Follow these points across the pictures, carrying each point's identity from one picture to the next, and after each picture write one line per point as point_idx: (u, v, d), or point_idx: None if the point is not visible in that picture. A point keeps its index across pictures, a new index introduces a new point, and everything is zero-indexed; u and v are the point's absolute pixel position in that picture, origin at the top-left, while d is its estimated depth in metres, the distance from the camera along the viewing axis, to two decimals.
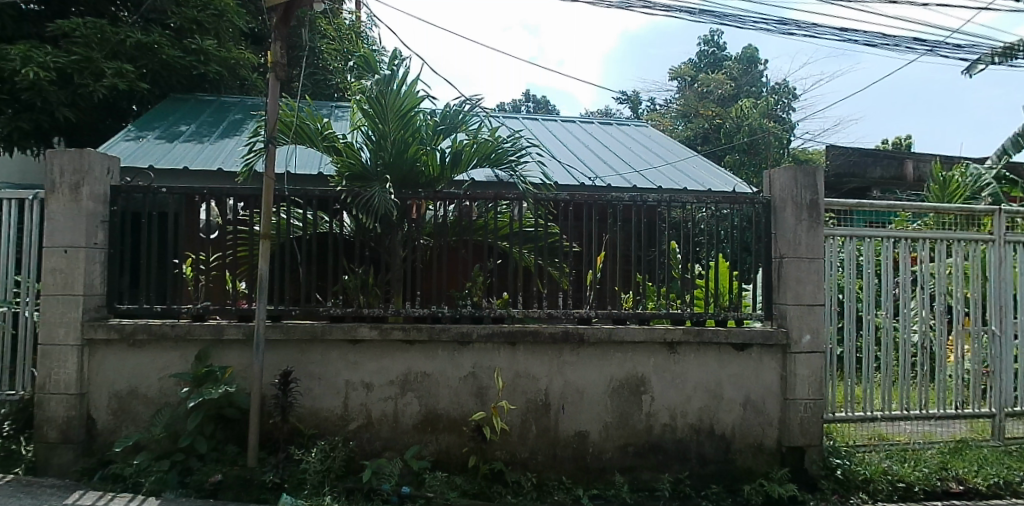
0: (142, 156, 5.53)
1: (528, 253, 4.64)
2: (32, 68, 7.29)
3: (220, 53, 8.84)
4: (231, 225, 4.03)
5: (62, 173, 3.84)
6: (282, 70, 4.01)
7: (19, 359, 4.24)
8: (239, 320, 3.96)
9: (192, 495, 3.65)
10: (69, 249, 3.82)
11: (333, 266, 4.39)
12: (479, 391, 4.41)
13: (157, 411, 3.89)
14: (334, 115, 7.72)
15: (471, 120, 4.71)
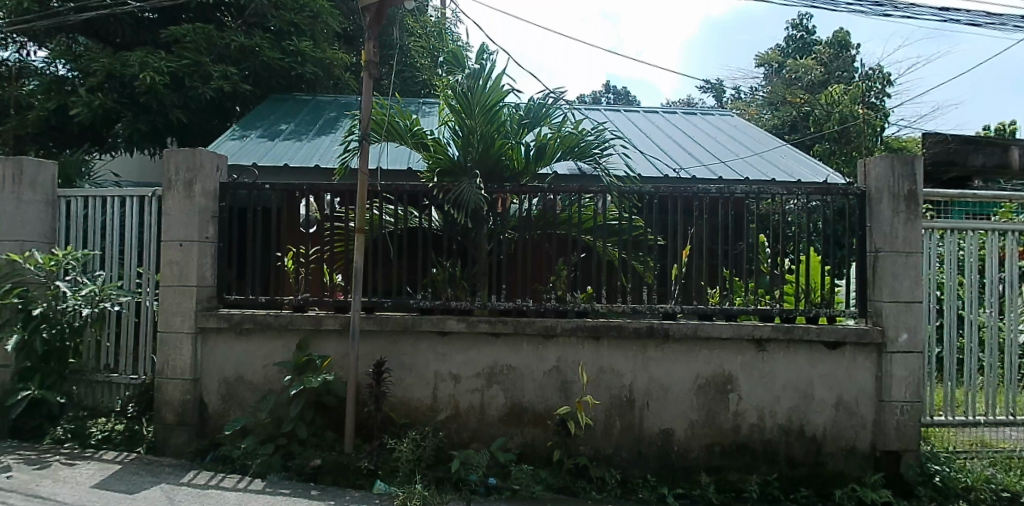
0: (245, 155, 5.84)
1: (612, 246, 4.55)
2: (150, 73, 8.02)
3: (316, 53, 9.17)
4: (328, 220, 4.17)
5: (177, 171, 4.09)
6: (375, 68, 4.13)
7: (142, 346, 4.55)
8: (335, 311, 4.10)
9: (294, 478, 3.82)
10: (183, 243, 4.08)
11: (422, 260, 4.46)
12: (563, 386, 4.40)
13: (262, 398, 4.08)
14: (422, 110, 7.92)
15: (554, 114, 4.68)
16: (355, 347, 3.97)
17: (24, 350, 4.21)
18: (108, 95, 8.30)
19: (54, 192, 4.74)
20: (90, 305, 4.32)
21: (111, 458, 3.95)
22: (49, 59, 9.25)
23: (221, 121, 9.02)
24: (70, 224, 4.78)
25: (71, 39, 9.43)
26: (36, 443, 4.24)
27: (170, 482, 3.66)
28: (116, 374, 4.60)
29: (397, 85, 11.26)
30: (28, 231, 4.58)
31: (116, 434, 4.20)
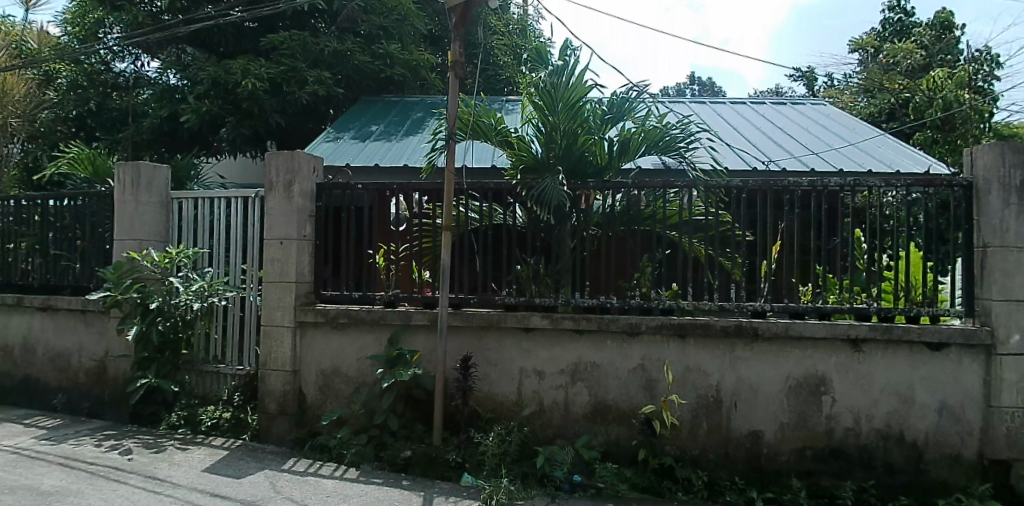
0: (339, 156, 6.09)
1: (698, 243, 4.43)
2: (251, 80, 8.65)
3: (404, 55, 9.48)
4: (416, 218, 4.27)
5: (277, 173, 4.30)
6: (460, 68, 4.18)
7: (247, 338, 4.77)
8: (423, 307, 4.19)
9: (386, 468, 3.95)
10: (283, 241, 4.28)
11: (506, 257, 4.50)
12: (648, 384, 4.32)
13: (356, 389, 4.23)
14: (506, 109, 8.01)
15: (638, 108, 4.65)
16: (443, 342, 4.05)
17: (143, 342, 4.62)
18: (213, 101, 8.93)
19: (168, 194, 5.10)
20: (200, 300, 4.60)
21: (219, 444, 4.21)
22: (162, 70, 9.95)
23: (314, 124, 9.41)
24: (183, 222, 5.09)
25: (180, 51, 10.26)
26: (155, 428, 4.66)
27: (272, 468, 3.85)
28: (224, 365, 4.85)
29: (481, 84, 11.44)
30: (145, 231, 5.00)
31: (223, 421, 4.48)
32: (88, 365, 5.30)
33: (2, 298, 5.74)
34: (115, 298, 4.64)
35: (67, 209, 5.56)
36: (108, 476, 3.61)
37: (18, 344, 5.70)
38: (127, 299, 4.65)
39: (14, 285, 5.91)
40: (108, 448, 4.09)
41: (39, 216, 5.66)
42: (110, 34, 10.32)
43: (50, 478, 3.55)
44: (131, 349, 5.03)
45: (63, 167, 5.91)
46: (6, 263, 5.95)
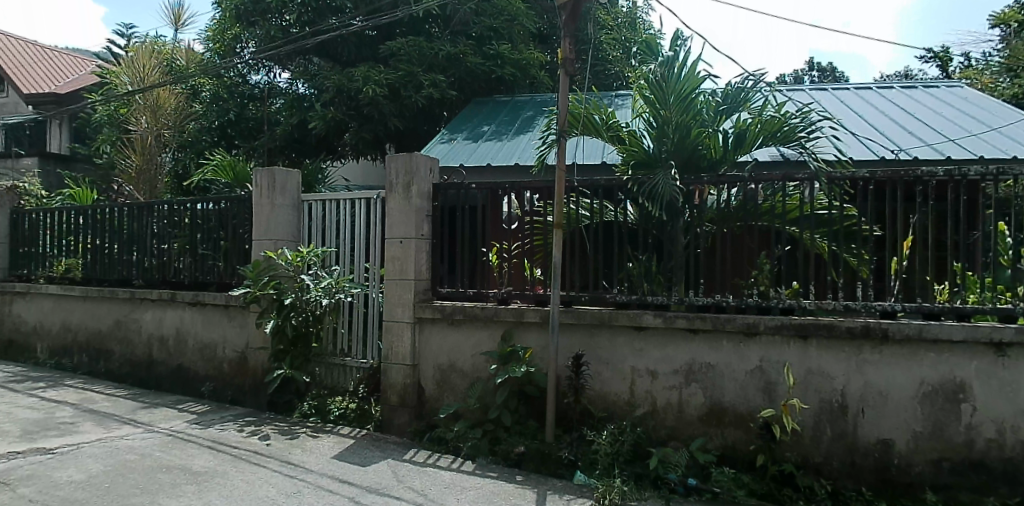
0: (454, 156, 6.54)
1: (820, 238, 4.16)
2: (371, 86, 9.39)
3: (514, 55, 10.04)
4: (528, 216, 4.31)
5: (397, 174, 4.56)
6: (571, 65, 4.17)
7: (370, 332, 5.06)
8: (535, 304, 4.22)
9: (500, 463, 4.02)
10: (404, 240, 4.53)
11: (618, 254, 4.52)
12: (767, 387, 4.08)
13: (471, 384, 4.36)
14: (615, 104, 8.16)
15: (754, 97, 4.53)
16: (555, 340, 4.05)
17: (278, 335, 4.95)
18: (338, 108, 9.82)
19: (298, 196, 5.43)
20: (328, 296, 4.89)
21: (347, 433, 4.47)
22: (293, 80, 10.94)
23: (430, 126, 10.03)
24: (313, 223, 5.44)
25: (307, 61, 11.26)
26: (289, 416, 4.99)
27: (395, 458, 4.02)
28: (350, 358, 5.16)
29: (592, 78, 11.43)
30: (279, 232, 5.34)
31: (350, 411, 4.75)
32: (231, 356, 5.76)
33: (159, 294, 6.36)
34: (254, 294, 4.98)
35: (212, 212, 6.14)
36: (249, 459, 3.90)
37: (172, 336, 6.28)
38: (263, 295, 4.99)
39: (169, 282, 6.58)
40: (248, 434, 4.42)
41: (188, 220, 6.32)
42: (245, 49, 11.48)
43: (201, 459, 3.88)
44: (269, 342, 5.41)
45: (210, 173, 6.67)
46: (162, 262, 6.65)
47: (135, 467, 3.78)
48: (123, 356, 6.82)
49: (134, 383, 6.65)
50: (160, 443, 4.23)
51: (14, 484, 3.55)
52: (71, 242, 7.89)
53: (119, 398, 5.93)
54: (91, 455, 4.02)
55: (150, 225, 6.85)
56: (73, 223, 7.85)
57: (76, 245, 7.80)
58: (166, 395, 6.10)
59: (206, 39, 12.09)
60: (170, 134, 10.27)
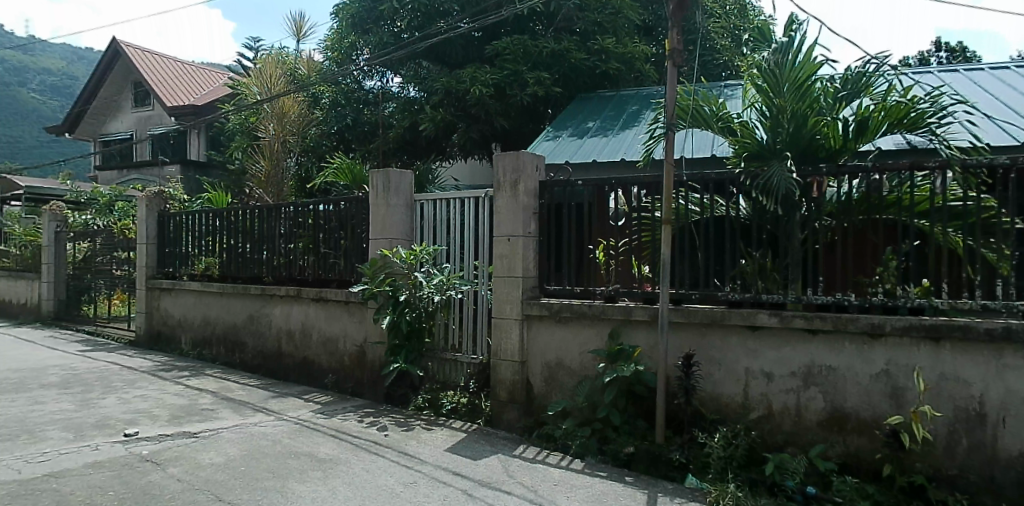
0: (563, 152, 8.00)
1: (955, 232, 3.72)
2: (479, 87, 10.56)
3: (618, 49, 10.87)
4: (634, 212, 4.43)
5: (505, 172, 4.87)
6: (679, 56, 4.08)
7: (479, 329, 5.33)
8: (644, 303, 4.32)
9: (609, 462, 4.08)
10: (511, 237, 4.84)
11: (730, 250, 4.41)
12: (893, 393, 3.72)
13: (579, 381, 4.49)
14: (725, 95, 8.41)
15: (877, 82, 4.26)
16: (665, 340, 4.03)
17: (394, 330, 5.48)
18: (447, 109, 11.10)
19: (412, 197, 5.90)
20: (440, 293, 5.40)
21: (459, 427, 4.84)
22: (403, 85, 12.12)
23: (535, 124, 11.17)
24: (424, 222, 5.86)
25: (417, 65, 12.13)
26: (404, 409, 5.50)
27: (506, 453, 4.17)
28: (461, 354, 5.48)
29: (700, 71, 11.22)
30: (395, 230, 5.83)
31: (461, 406, 5.13)
32: (350, 350, 6.28)
33: (286, 290, 7.02)
34: (372, 290, 5.53)
35: (333, 212, 6.68)
36: (367, 449, 4.09)
37: (298, 329, 6.93)
38: (380, 291, 5.53)
39: (294, 279, 7.23)
40: (367, 424, 4.73)
41: (311, 220, 6.91)
42: (360, 55, 12.40)
43: (325, 448, 4.11)
44: (385, 337, 5.86)
45: (331, 175, 7.43)
46: (288, 260, 7.31)
47: (267, 453, 4.07)
48: (255, 348, 7.56)
49: (264, 374, 7.39)
50: (288, 431, 4.58)
51: (165, 465, 3.90)
52: (210, 242, 8.70)
53: (251, 387, 6.61)
54: (230, 440, 4.40)
55: (278, 224, 7.56)
56: (213, 226, 8.67)
57: (215, 245, 8.60)
58: (294, 386, 6.75)
59: (326, 48, 12.97)
60: (295, 140, 11.19)
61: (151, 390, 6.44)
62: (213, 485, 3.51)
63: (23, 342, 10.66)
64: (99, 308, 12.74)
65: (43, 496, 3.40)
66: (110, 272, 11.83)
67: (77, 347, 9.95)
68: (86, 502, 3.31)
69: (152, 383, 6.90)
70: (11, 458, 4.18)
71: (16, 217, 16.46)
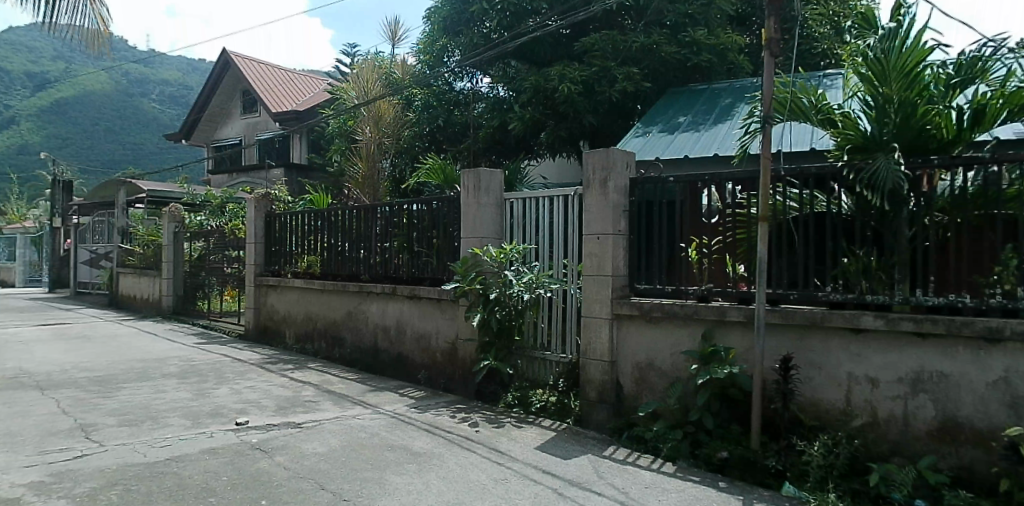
0: (656, 148, 8.86)
1: None
2: (567, 84, 10.66)
3: (710, 41, 10.95)
4: (730, 209, 4.61)
5: (595, 171, 5.15)
6: (776, 44, 3.95)
7: (568, 329, 5.67)
8: (738, 303, 4.42)
9: (703, 467, 4.09)
10: (601, 236, 5.11)
11: (831, 248, 4.20)
12: (1014, 402, 3.39)
13: (670, 384, 4.65)
14: (824, 85, 8.07)
15: (995, 66, 4.03)
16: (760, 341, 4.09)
17: (485, 327, 5.84)
18: (535, 109, 11.20)
19: (501, 196, 6.32)
20: (529, 291, 5.69)
21: (549, 426, 5.09)
22: (494, 85, 12.36)
23: (624, 120, 11.43)
24: (514, 221, 6.27)
25: (505, 64, 12.41)
26: (494, 405, 5.86)
27: (595, 453, 4.34)
28: (549, 352, 5.82)
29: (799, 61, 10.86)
30: (484, 230, 6.26)
31: (550, 405, 5.45)
32: (442, 347, 6.67)
33: (383, 287, 7.47)
34: (464, 287, 5.95)
35: (426, 212, 7.09)
36: (461, 444, 4.40)
37: (393, 325, 7.34)
38: (471, 289, 5.93)
39: (389, 277, 7.60)
40: (460, 420, 5.18)
41: (406, 219, 7.33)
42: (451, 57, 12.83)
43: (419, 441, 4.44)
44: (475, 334, 6.22)
45: (424, 176, 8.00)
46: (384, 259, 7.69)
47: (367, 444, 4.37)
48: (354, 343, 8.00)
49: (361, 368, 7.83)
50: (385, 424, 4.95)
51: (272, 453, 4.17)
52: (311, 241, 9.20)
53: (350, 380, 7.00)
54: (332, 432, 4.68)
55: (375, 224, 7.95)
56: (313, 226, 9.16)
57: (316, 245, 9.05)
58: (389, 381, 7.16)
59: (417, 51, 13.41)
60: (389, 141, 12.11)
61: (259, 382, 6.90)
62: (316, 473, 3.72)
63: (148, 334, 11.69)
64: (212, 303, 13.74)
65: (164, 479, 3.70)
66: (223, 269, 12.77)
67: (193, 339, 10.84)
68: (204, 485, 3.58)
69: (260, 374, 7.41)
70: (139, 441, 4.60)
71: (141, 219, 17.98)
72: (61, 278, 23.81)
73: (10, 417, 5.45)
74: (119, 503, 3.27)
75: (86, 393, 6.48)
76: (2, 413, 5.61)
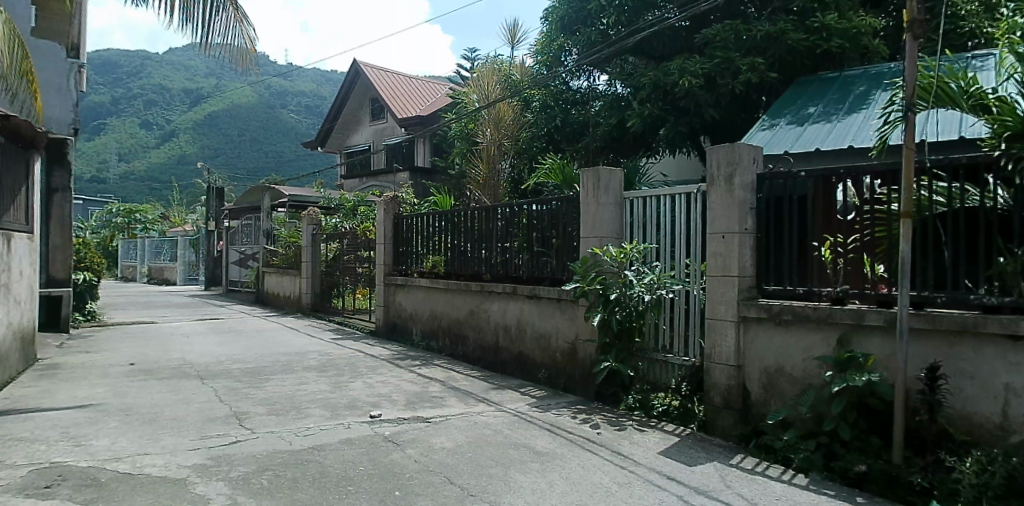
0: (781, 142, 8.51)
1: None
2: (689, 78, 10.50)
3: (841, 25, 10.25)
4: (868, 205, 4.48)
5: (720, 166, 5.12)
6: (920, 26, 3.99)
7: (691, 331, 5.71)
8: (877, 305, 4.29)
9: (837, 480, 4.00)
10: (726, 234, 5.08)
11: (985, 246, 3.90)
12: None
13: (802, 391, 4.54)
14: (973, 68, 7.40)
15: None
16: (903, 347, 3.94)
17: (605, 327, 6.02)
18: (654, 104, 11.08)
19: (621, 194, 6.45)
20: (650, 292, 5.81)
21: (672, 431, 5.18)
22: (613, 82, 12.45)
23: (747, 113, 11.13)
24: (635, 219, 6.41)
25: (623, 61, 12.58)
26: (615, 407, 6.00)
27: (721, 462, 4.37)
28: (672, 355, 5.89)
29: (945, 40, 9.92)
30: (604, 230, 6.41)
31: (673, 409, 5.50)
32: (562, 346, 6.91)
33: (504, 287, 7.84)
34: (584, 287, 6.18)
35: (545, 212, 7.39)
36: (583, 446, 4.61)
37: (514, 325, 7.69)
38: (591, 289, 6.15)
39: (510, 277, 7.97)
40: (581, 421, 5.38)
41: (526, 220, 7.66)
42: (569, 56, 13.08)
43: (541, 441, 4.71)
44: (595, 334, 6.39)
45: (544, 175, 8.35)
46: (505, 259, 8.09)
47: (488, 442, 4.69)
48: (476, 341, 8.47)
49: (484, 365, 8.27)
50: (508, 422, 5.29)
51: (403, 446, 4.62)
52: (436, 242, 9.82)
53: (474, 378, 7.45)
54: (458, 427, 5.08)
55: (496, 224, 8.38)
56: (438, 227, 9.78)
57: (441, 245, 9.67)
58: (511, 379, 7.49)
59: (535, 52, 13.73)
60: (508, 143, 12.54)
61: (390, 377, 7.54)
62: (444, 468, 4.09)
63: (290, 329, 13.02)
64: (346, 301, 15.00)
65: (309, 467, 4.25)
66: (355, 269, 13.94)
67: (330, 335, 11.94)
68: (344, 474, 4.07)
69: (392, 369, 8.09)
70: (285, 430, 5.26)
71: (282, 222, 20.00)
72: (215, 277, 26.94)
73: (178, 404, 6.41)
74: (271, 487, 3.83)
75: (240, 384, 7.44)
76: (171, 400, 6.60)
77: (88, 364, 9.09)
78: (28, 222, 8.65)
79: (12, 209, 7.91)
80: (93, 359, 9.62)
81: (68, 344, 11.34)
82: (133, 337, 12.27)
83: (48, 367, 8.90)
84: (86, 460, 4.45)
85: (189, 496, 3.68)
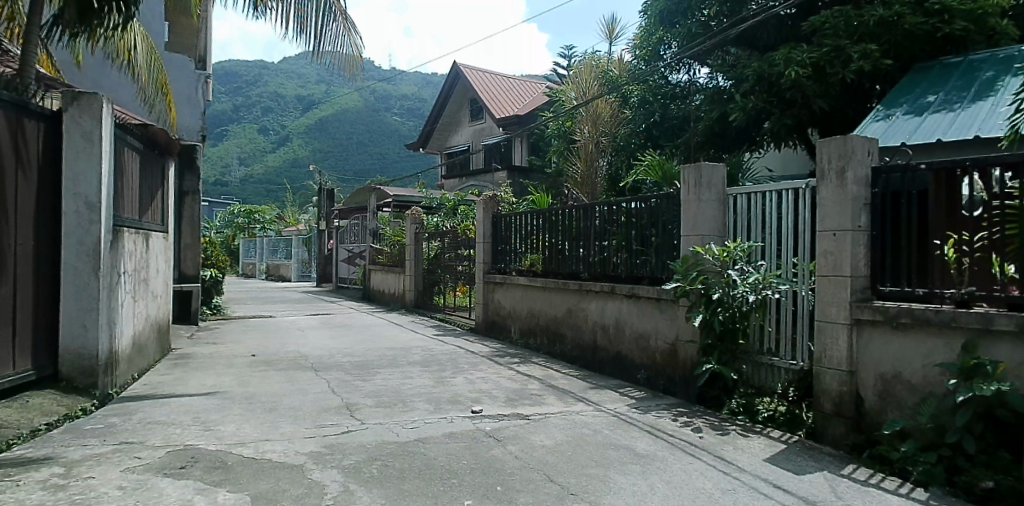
0: (897, 133, 8.10)
1: None
2: (795, 69, 10.14)
3: (965, 6, 9.62)
4: (997, 200, 4.25)
5: (830, 159, 5.09)
6: None
7: (800, 333, 5.63)
8: (1008, 308, 4.10)
9: (961, 496, 3.86)
10: (837, 232, 5.04)
11: None
12: None
13: (921, 399, 4.45)
14: None
15: None
16: None
17: (707, 328, 6.10)
18: (759, 96, 10.81)
19: (723, 190, 6.48)
20: (755, 292, 5.88)
21: (778, 438, 5.19)
22: (714, 74, 12.54)
23: (859, 104, 10.63)
24: (737, 217, 6.42)
25: (725, 52, 12.47)
26: (717, 410, 6.09)
27: (831, 472, 4.37)
28: (778, 359, 5.86)
29: None
30: (705, 227, 6.49)
31: (780, 415, 5.52)
32: (661, 347, 7.03)
33: (602, 286, 8.05)
34: (685, 286, 6.28)
35: (644, 209, 7.54)
36: (687, 450, 4.76)
37: (612, 324, 7.90)
38: (692, 288, 6.24)
39: (607, 276, 8.18)
40: (683, 424, 5.52)
41: (625, 218, 7.87)
42: (667, 50, 13.07)
43: (641, 443, 4.92)
44: (696, 335, 6.45)
45: (642, 172, 8.47)
46: (603, 258, 8.32)
47: (588, 441, 4.96)
48: (574, 339, 8.76)
49: (582, 364, 8.53)
50: (608, 422, 5.54)
51: (505, 443, 4.99)
52: (534, 240, 10.21)
53: (572, 377, 7.75)
54: (556, 426, 5.39)
55: (594, 223, 8.62)
56: (536, 225, 10.15)
57: (538, 243, 10.05)
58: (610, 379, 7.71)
59: (633, 47, 13.81)
60: (606, 139, 12.73)
61: (490, 373, 8.00)
62: (545, 465, 4.42)
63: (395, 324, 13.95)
64: (446, 298, 15.77)
65: (416, 458, 4.73)
66: (455, 268, 14.68)
67: (433, 331, 12.68)
68: (449, 466, 4.51)
69: (492, 366, 8.55)
70: (392, 422, 5.81)
71: (388, 220, 21.12)
72: (325, 274, 29.04)
73: (297, 394, 7.21)
74: (381, 476, 4.33)
75: (351, 376, 8.20)
76: (289, 390, 7.43)
77: (216, 354, 10.30)
78: (163, 223, 9.94)
79: (151, 212, 9.09)
80: (219, 349, 10.86)
81: (199, 335, 12.83)
82: (256, 330, 13.65)
83: (182, 356, 10.16)
84: (214, 444, 5.20)
85: (307, 482, 4.24)
